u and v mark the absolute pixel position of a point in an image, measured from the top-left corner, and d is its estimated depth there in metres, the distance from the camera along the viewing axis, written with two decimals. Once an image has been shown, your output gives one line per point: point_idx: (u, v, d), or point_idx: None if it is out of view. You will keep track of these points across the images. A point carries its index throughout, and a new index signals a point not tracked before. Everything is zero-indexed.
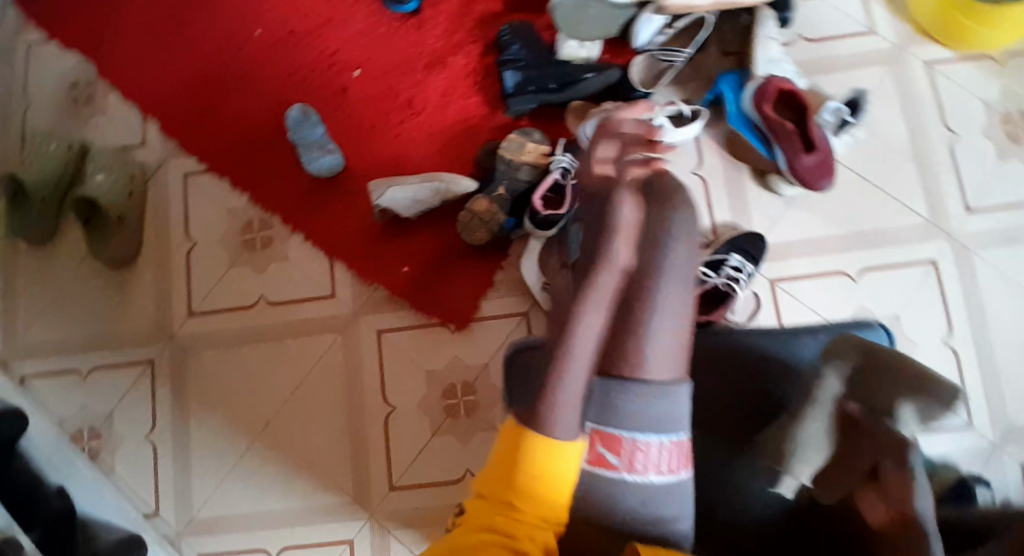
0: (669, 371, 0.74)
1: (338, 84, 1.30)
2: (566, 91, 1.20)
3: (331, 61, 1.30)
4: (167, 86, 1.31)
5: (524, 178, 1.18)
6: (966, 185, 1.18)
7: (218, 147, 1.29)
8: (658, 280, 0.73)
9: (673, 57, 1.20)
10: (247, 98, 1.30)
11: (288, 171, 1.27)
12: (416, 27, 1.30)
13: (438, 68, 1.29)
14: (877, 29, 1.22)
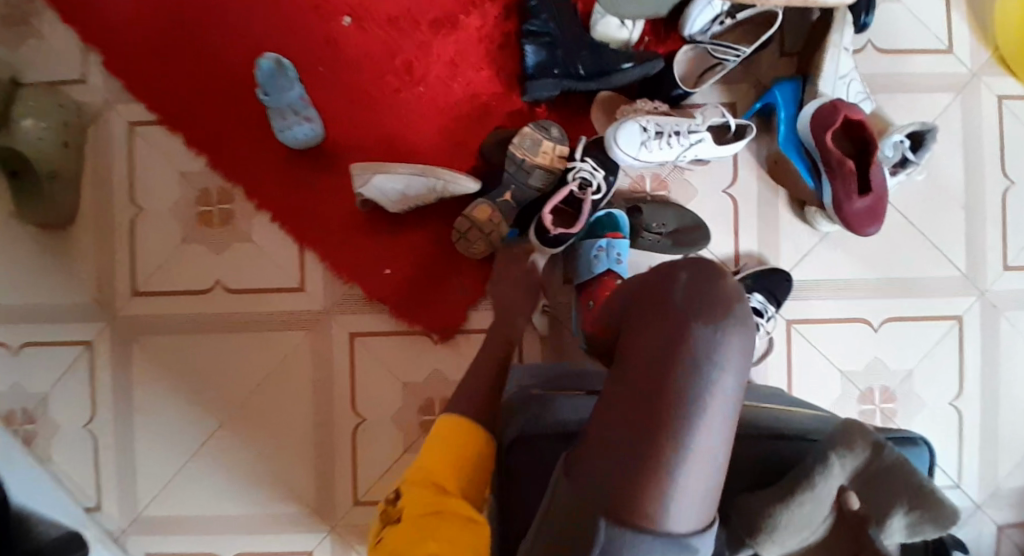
0: (694, 518, 0.58)
1: (325, 33, 1.09)
2: (595, 82, 1.04)
3: (319, 2, 1.09)
4: (115, 12, 1.09)
5: (535, 184, 1.03)
6: (1009, 238, 1.09)
7: (177, 97, 1.10)
8: (691, 406, 0.57)
9: (726, 56, 1.03)
10: (214, 38, 1.10)
11: (260, 135, 1.09)
12: None
13: (447, 29, 1.09)
14: (953, 49, 1.07)
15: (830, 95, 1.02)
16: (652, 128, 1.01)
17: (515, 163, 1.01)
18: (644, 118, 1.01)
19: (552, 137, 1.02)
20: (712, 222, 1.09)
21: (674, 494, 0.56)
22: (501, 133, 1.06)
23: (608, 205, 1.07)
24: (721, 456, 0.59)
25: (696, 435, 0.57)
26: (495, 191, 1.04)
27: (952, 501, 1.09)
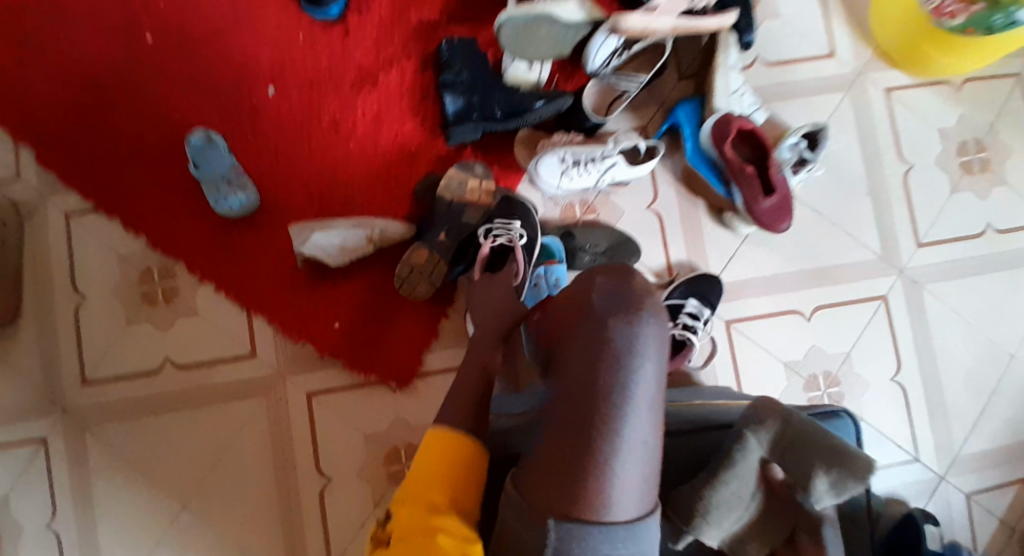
0: (636, 504, 0.64)
1: (251, 103, 1.13)
2: (511, 122, 1.09)
3: (243, 75, 1.13)
4: (42, 108, 1.12)
5: (466, 221, 1.09)
6: (918, 217, 1.15)
7: (109, 181, 1.12)
8: (623, 405, 0.64)
9: (628, 85, 1.10)
10: (142, 120, 1.13)
11: (196, 208, 1.12)
12: (341, 37, 1.15)
13: (368, 86, 1.14)
14: (836, 52, 1.16)
15: (724, 109, 1.08)
16: (569, 157, 1.07)
17: (445, 204, 1.09)
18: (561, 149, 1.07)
19: (476, 175, 1.10)
20: (641, 237, 1.14)
21: (614, 484, 0.63)
22: (430, 178, 1.12)
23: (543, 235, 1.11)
24: (653, 446, 0.65)
25: (628, 432, 0.64)
26: (430, 233, 1.09)
27: (913, 474, 1.13)
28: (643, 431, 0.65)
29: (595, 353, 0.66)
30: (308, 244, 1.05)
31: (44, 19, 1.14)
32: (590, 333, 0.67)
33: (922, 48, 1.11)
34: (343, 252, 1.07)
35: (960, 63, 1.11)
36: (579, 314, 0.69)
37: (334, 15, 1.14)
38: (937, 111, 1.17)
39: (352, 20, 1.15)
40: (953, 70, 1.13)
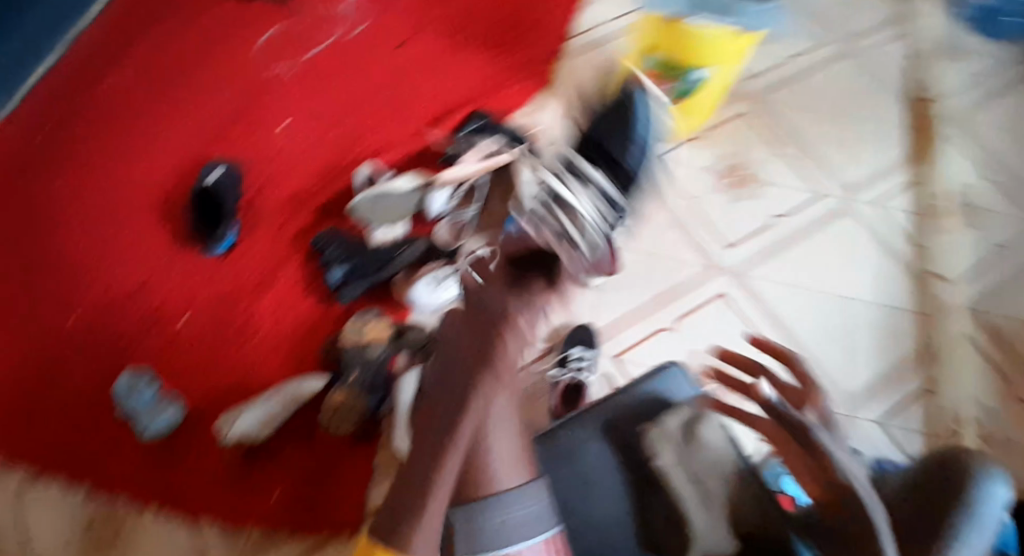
0: (515, 470, 0.70)
1: (163, 336, 1.22)
2: (387, 269, 1.22)
3: (151, 316, 1.24)
4: None
5: (378, 354, 1.14)
6: (717, 229, 1.36)
7: (41, 450, 1.13)
8: (471, 384, 0.72)
9: (464, 215, 1.24)
10: (65, 384, 1.18)
11: (125, 444, 1.13)
12: (235, 262, 1.28)
13: (266, 290, 1.25)
14: None
15: None
16: (433, 276, 1.20)
17: (351, 348, 1.15)
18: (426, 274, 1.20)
19: (371, 318, 1.19)
20: None
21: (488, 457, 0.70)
22: (329, 339, 1.21)
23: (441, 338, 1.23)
24: (512, 419, 0.73)
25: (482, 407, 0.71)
26: (344, 376, 1.15)
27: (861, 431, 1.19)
28: (501, 405, 0.72)
29: (474, 346, 0.73)
30: (229, 427, 1.11)
31: None
32: (478, 328, 0.74)
33: (669, 112, 1.41)
34: (267, 426, 1.12)
35: (689, 121, 1.41)
36: (458, 319, 0.77)
37: (229, 244, 1.28)
38: (695, 158, 1.43)
39: (243, 244, 1.30)
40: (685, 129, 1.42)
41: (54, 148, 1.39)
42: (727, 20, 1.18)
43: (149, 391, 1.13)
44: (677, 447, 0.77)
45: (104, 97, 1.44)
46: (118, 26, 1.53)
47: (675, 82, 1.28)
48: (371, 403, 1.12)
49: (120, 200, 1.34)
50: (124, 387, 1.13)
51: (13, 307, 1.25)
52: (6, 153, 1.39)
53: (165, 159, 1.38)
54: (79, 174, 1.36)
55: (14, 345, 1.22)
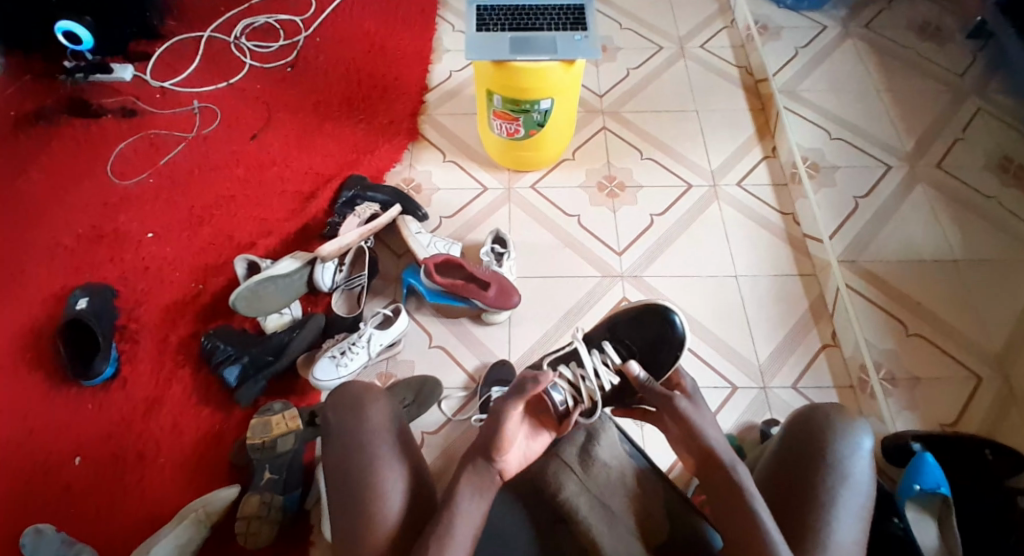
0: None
1: (214, 401, 1.28)
2: (282, 357, 1.28)
3: (198, 386, 1.30)
4: (32, 495, 1.18)
5: (288, 447, 1.17)
6: None
7: (102, 526, 1.16)
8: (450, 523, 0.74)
9: None
10: (117, 461, 1.22)
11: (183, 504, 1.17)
12: (264, 323, 1.34)
13: (291, 341, 1.30)
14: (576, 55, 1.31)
15: None
16: (336, 351, 1.28)
17: (257, 448, 1.17)
18: (326, 351, 1.28)
19: (275, 411, 1.21)
20: None
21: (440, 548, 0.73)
22: (234, 445, 1.23)
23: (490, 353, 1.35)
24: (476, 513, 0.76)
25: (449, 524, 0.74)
26: (256, 480, 1.16)
27: None
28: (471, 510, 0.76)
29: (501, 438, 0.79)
30: (214, 503, 1.11)
31: (22, 423, 1.25)
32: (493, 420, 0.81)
33: (514, 78, 1.33)
34: (268, 494, 1.14)
35: (555, 122, 1.45)
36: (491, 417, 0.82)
37: (110, 374, 1.29)
38: None
39: (265, 299, 1.29)
40: (544, 152, 1.52)
41: (75, 256, 1.43)
42: (547, 57, 1.31)
43: (56, 537, 1.09)
44: (694, 413, 0.82)
45: (117, 204, 1.50)
46: (118, 133, 1.60)
47: (525, 116, 1.42)
48: (288, 499, 1.15)
49: (147, 294, 1.39)
50: (28, 542, 1.07)
51: (59, 411, 1.27)
52: (31, 248, 1.44)
53: (184, 249, 1.45)
54: (99, 280, 1.40)
55: (62, 450, 1.23)
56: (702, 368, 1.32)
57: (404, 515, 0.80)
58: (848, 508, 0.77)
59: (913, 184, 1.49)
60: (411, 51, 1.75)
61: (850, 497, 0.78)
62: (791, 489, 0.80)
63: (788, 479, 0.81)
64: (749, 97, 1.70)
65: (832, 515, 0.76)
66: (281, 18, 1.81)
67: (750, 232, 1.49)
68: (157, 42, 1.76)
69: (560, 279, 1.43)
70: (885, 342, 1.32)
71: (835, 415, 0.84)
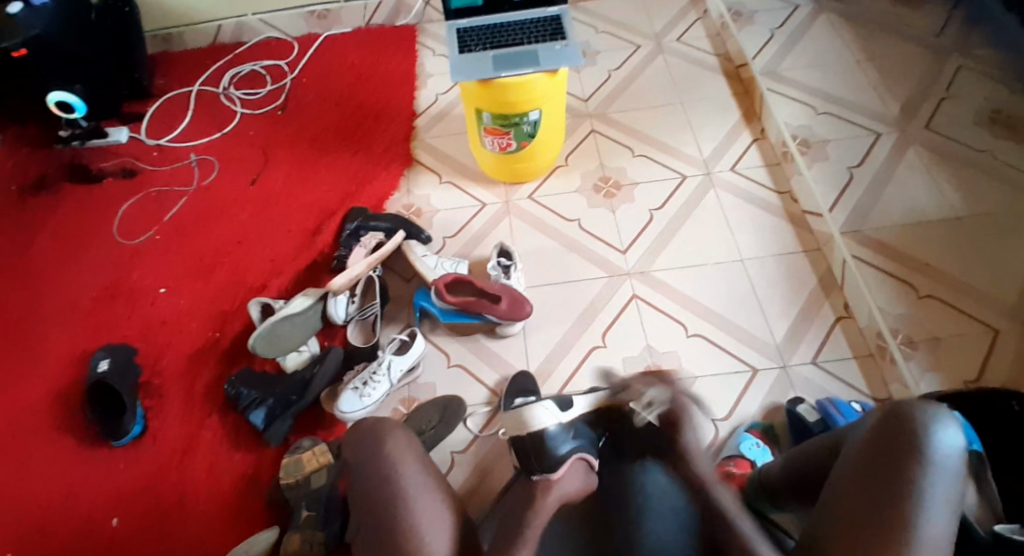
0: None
1: (243, 444, 1.30)
2: (306, 394, 1.30)
3: (225, 430, 1.32)
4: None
5: (321, 481, 1.19)
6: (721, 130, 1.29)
7: None
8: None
9: (370, 310, 1.38)
10: (155, 514, 1.24)
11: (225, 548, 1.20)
12: (283, 362, 1.36)
13: (311, 377, 1.32)
14: (560, 64, 1.34)
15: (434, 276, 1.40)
16: (358, 382, 1.29)
17: (291, 486, 1.20)
18: (350, 383, 1.30)
19: (305, 448, 1.25)
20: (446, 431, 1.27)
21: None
22: (268, 487, 1.24)
23: (510, 367, 1.36)
24: None
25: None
26: (295, 518, 1.18)
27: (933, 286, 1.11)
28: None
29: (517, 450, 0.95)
30: (256, 546, 1.14)
31: (59, 487, 1.27)
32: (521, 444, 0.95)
33: (500, 94, 1.36)
34: (309, 531, 1.15)
35: (545, 131, 1.48)
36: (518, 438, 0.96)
37: (138, 431, 1.31)
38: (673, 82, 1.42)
39: (283, 340, 1.32)
40: (537, 163, 1.54)
41: (92, 318, 1.45)
42: (530, 70, 1.33)
43: None
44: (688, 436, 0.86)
45: (127, 263, 1.53)
46: (120, 194, 1.63)
47: (515, 130, 1.44)
48: (328, 534, 1.15)
49: (167, 346, 1.41)
50: None
51: (93, 471, 1.29)
52: (49, 314, 1.46)
53: (198, 299, 1.47)
54: (118, 340, 1.42)
55: (101, 507, 1.25)
56: (721, 355, 1.33)
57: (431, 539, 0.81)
58: (935, 500, 0.72)
59: (906, 148, 1.49)
60: (397, 80, 1.78)
61: (939, 491, 0.73)
62: (875, 489, 0.75)
63: (872, 477, 0.76)
64: (730, 82, 1.73)
65: (920, 513, 0.72)
66: (266, 63, 1.84)
67: (751, 216, 1.50)
68: (147, 101, 1.79)
69: (569, 284, 1.44)
70: (899, 307, 1.32)
71: (928, 409, 0.78)
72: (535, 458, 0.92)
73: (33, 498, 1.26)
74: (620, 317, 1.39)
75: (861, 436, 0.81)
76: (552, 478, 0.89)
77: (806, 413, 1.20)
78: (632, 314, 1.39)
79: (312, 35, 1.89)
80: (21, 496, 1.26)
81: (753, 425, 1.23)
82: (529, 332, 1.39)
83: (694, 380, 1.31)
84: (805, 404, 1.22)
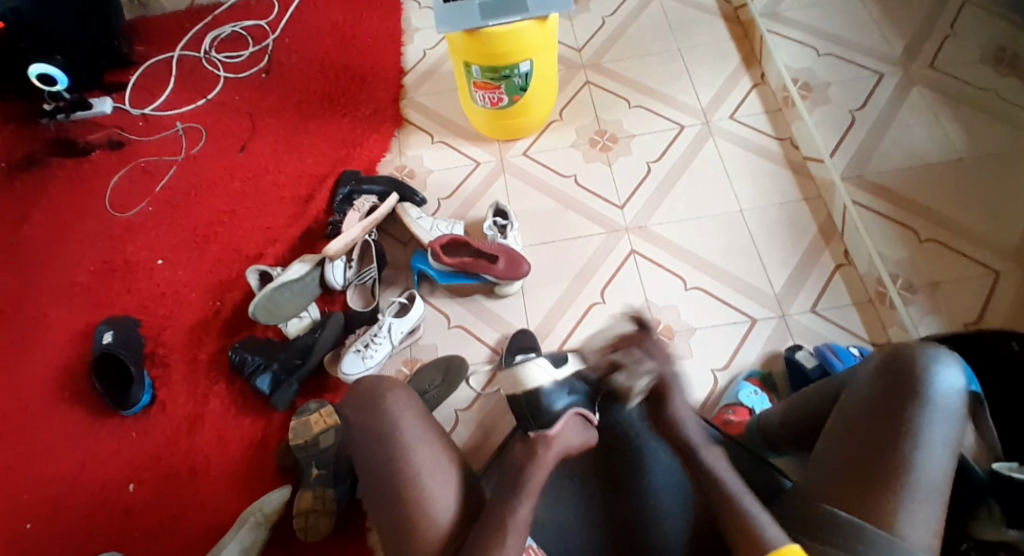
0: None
1: (250, 409, 1.32)
2: (309, 358, 1.31)
3: (231, 398, 1.33)
4: (95, 524, 1.23)
5: (328, 442, 1.22)
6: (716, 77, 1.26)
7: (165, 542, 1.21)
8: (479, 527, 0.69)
9: (367, 274, 1.38)
10: (169, 480, 1.27)
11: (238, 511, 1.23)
12: (284, 329, 1.37)
13: (313, 343, 1.33)
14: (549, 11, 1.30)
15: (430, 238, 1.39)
16: (360, 345, 1.30)
17: (301, 447, 1.22)
18: (351, 346, 1.30)
19: (312, 411, 1.25)
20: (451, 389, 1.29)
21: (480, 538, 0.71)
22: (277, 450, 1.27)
23: (511, 325, 1.36)
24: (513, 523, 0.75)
25: None
26: (305, 478, 1.20)
27: None
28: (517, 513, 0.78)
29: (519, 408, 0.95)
30: (269, 505, 1.15)
31: (72, 459, 1.30)
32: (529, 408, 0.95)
33: (488, 47, 1.32)
34: (320, 489, 1.19)
35: (538, 83, 1.44)
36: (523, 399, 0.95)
37: (148, 401, 1.34)
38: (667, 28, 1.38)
39: (281, 307, 1.32)
40: (531, 117, 1.51)
41: (91, 293, 1.46)
42: (519, 19, 1.30)
43: None
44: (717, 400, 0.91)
45: (124, 236, 1.52)
46: (110, 167, 1.61)
47: (506, 83, 1.41)
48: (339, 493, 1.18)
49: (168, 318, 1.42)
50: None
51: (105, 442, 1.31)
52: (49, 290, 1.47)
53: (195, 269, 1.47)
54: (117, 314, 1.43)
55: (115, 477, 1.28)
56: (720, 307, 1.33)
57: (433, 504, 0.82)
58: (932, 439, 0.75)
59: (909, 89, 1.45)
60: (383, 36, 1.74)
61: (936, 430, 0.75)
62: (874, 428, 0.76)
63: (871, 417, 0.77)
64: (730, 25, 1.68)
65: (917, 452, 0.74)
66: (247, 24, 1.79)
67: (750, 164, 1.48)
68: (129, 69, 1.75)
69: (567, 241, 1.43)
70: (899, 252, 1.31)
71: (926, 349, 0.80)
72: (531, 416, 0.93)
73: (49, 471, 1.29)
74: (618, 273, 1.38)
75: (861, 379, 0.83)
76: (549, 434, 0.89)
77: (803, 359, 1.21)
78: (631, 268, 1.38)
79: None
80: (37, 470, 1.29)
81: (752, 375, 1.24)
82: (528, 291, 1.39)
83: (693, 332, 1.31)
84: (803, 351, 1.23)
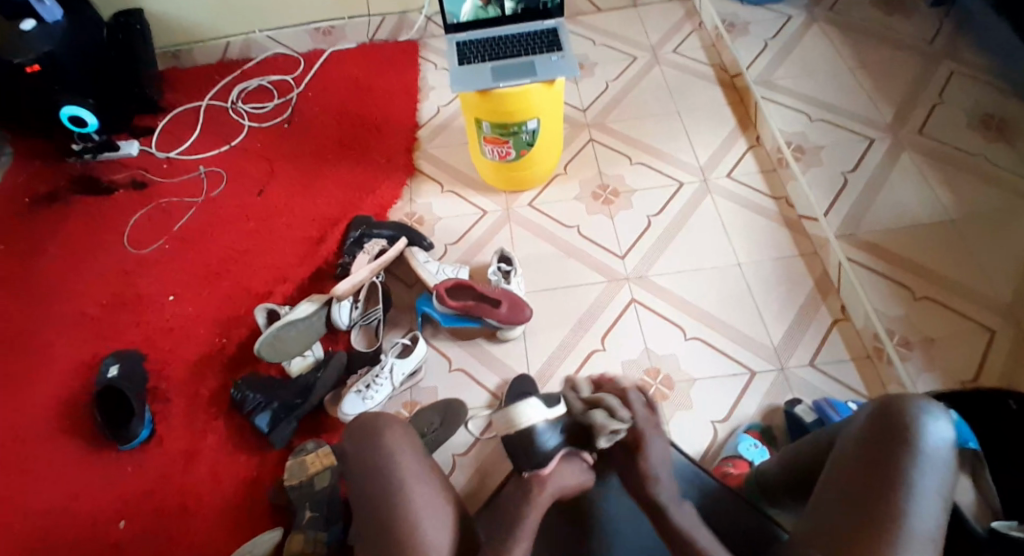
0: None
1: (248, 447, 1.32)
2: (309, 398, 1.32)
3: (229, 434, 1.34)
4: None
5: (325, 483, 1.21)
6: None
7: None
8: None
9: (373, 315, 1.41)
10: (161, 517, 1.26)
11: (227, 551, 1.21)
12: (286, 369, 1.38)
13: (314, 383, 1.34)
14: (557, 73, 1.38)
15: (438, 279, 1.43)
16: (362, 385, 1.31)
17: (297, 486, 1.21)
18: (354, 385, 1.31)
19: (310, 450, 1.26)
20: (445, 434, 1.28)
21: None
22: (271, 490, 1.26)
23: (512, 369, 1.38)
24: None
25: None
26: (298, 521, 1.18)
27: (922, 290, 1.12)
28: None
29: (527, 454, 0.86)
30: (260, 545, 1.14)
31: (67, 492, 1.29)
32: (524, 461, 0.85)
33: (498, 104, 1.39)
34: (312, 531, 1.15)
35: (545, 140, 1.51)
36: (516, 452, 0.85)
37: (146, 435, 1.33)
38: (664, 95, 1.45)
39: (290, 347, 1.33)
40: (536, 171, 1.58)
41: (102, 326, 1.49)
42: (527, 79, 1.37)
43: None
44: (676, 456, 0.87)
45: (135, 274, 1.56)
46: (130, 206, 1.67)
47: (514, 138, 1.47)
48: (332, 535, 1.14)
49: (174, 353, 1.44)
50: None
51: (101, 476, 1.31)
52: (60, 322, 1.50)
53: (204, 306, 1.50)
54: (125, 347, 1.45)
55: (108, 512, 1.27)
56: (718, 358, 1.35)
57: (429, 532, 0.83)
58: (923, 493, 0.72)
59: (898, 153, 1.52)
60: (400, 92, 1.83)
61: (926, 485, 0.72)
62: (864, 479, 0.75)
63: (862, 468, 0.76)
64: (726, 90, 1.77)
65: (907, 504, 0.72)
66: (272, 78, 1.89)
67: (746, 221, 1.53)
68: (156, 116, 1.84)
69: (567, 288, 1.46)
70: (894, 309, 1.33)
71: (916, 400, 0.78)
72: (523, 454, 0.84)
73: (41, 504, 1.28)
74: (618, 321, 1.41)
75: (852, 431, 0.80)
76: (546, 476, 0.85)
77: (802, 413, 1.22)
78: (630, 315, 1.41)
79: (317, 50, 1.94)
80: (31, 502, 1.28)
81: (750, 426, 1.25)
82: (529, 335, 1.41)
83: (692, 382, 1.32)
84: (801, 404, 1.24)
